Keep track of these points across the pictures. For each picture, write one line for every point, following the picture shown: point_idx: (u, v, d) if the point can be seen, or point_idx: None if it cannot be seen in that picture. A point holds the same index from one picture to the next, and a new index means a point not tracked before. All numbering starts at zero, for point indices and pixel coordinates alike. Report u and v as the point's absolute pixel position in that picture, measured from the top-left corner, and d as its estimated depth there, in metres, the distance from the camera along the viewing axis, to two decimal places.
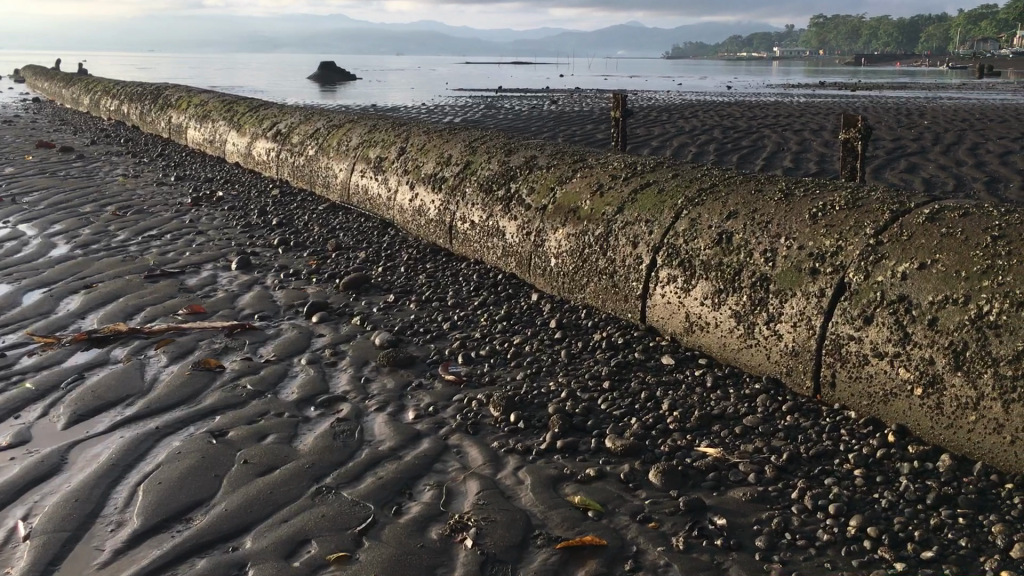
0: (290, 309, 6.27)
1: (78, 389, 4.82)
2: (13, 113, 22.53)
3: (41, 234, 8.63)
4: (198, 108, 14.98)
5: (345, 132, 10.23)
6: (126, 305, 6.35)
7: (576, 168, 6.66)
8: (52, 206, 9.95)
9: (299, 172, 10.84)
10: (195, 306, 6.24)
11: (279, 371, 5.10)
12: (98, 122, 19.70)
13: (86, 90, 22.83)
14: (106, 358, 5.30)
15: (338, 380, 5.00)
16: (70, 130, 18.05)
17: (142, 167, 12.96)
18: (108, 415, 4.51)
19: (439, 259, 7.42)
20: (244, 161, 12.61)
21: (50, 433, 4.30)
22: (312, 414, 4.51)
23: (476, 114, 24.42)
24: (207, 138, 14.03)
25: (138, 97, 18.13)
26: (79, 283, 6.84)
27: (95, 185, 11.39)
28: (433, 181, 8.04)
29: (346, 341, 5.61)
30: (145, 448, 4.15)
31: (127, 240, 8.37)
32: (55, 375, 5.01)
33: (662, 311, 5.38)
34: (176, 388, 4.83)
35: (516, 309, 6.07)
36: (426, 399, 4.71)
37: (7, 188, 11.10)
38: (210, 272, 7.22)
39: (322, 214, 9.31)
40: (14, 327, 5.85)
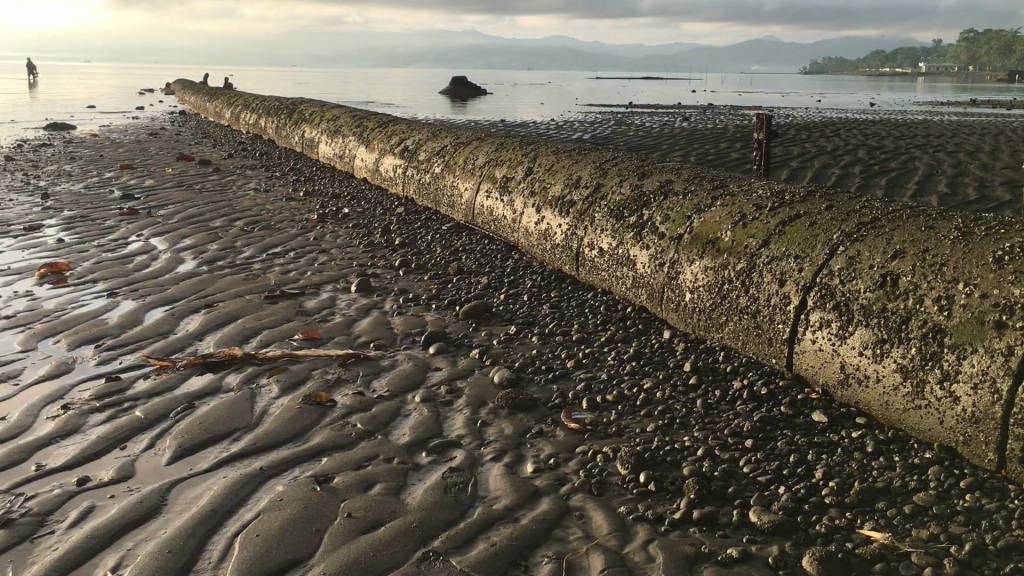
0: (407, 338, 5.98)
1: (186, 420, 4.62)
2: (160, 125, 23.48)
3: (171, 248, 8.68)
4: (330, 123, 15.09)
5: (472, 150, 9.97)
6: (243, 327, 6.19)
7: (716, 195, 6.14)
8: (184, 220, 10.07)
9: (424, 189, 10.65)
10: (311, 332, 6.02)
11: (392, 409, 4.78)
12: (237, 135, 20.23)
13: (228, 104, 23.54)
14: (217, 386, 5.10)
15: (453, 422, 4.64)
16: (210, 143, 18.57)
17: (274, 181, 13.08)
18: (213, 451, 4.28)
19: (564, 288, 7.01)
20: (371, 176, 12.55)
21: (153, 469, 4.09)
22: (423, 462, 4.16)
23: (607, 130, 23.92)
24: (337, 152, 14.09)
25: (275, 111, 18.50)
26: (200, 302, 6.75)
27: (227, 199, 11.52)
28: (560, 204, 7.65)
29: (463, 376, 5.26)
30: (247, 492, 3.87)
31: (252, 257, 8.32)
32: (164, 403, 4.83)
33: (813, 359, 4.81)
34: (285, 424, 4.57)
35: (646, 347, 5.59)
36: (547, 449, 4.29)
37: (145, 200, 11.35)
38: (329, 294, 7.03)
39: (446, 235, 9.06)
40: (132, 347, 5.76)
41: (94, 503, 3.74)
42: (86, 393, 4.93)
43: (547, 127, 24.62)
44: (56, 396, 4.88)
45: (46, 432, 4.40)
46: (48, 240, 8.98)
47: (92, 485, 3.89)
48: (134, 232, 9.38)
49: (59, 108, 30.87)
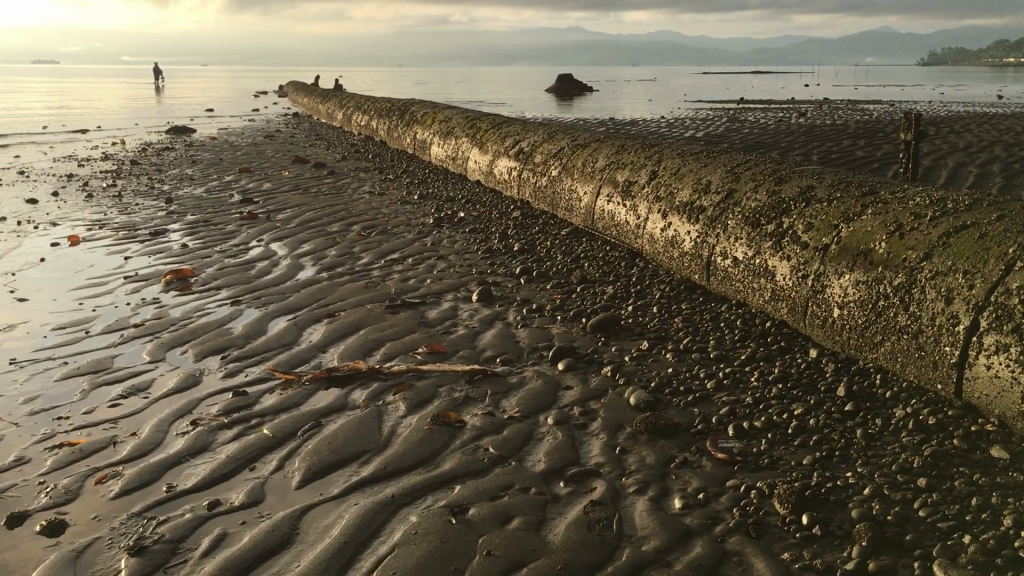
0: (534, 352, 5.74)
1: (314, 439, 4.47)
2: (275, 127, 23.92)
3: (290, 254, 8.68)
4: (442, 124, 15.01)
5: (591, 152, 9.67)
6: (366, 338, 6.07)
7: (866, 203, 5.70)
8: (302, 224, 10.10)
9: (541, 193, 10.42)
10: (435, 345, 5.85)
11: (524, 432, 4.54)
12: (350, 137, 20.43)
13: (340, 105, 23.84)
14: (343, 403, 4.96)
15: (590, 448, 4.37)
16: (323, 144, 18.80)
17: (388, 184, 13.06)
18: (343, 475, 4.12)
19: (695, 299, 6.66)
20: (485, 179, 12.39)
21: (283, 493, 3.94)
22: (563, 493, 3.91)
23: (718, 127, 23.26)
24: (450, 154, 13.99)
25: (387, 112, 18.59)
26: (322, 311, 6.67)
27: (343, 202, 11.53)
28: (689, 210, 7.29)
29: (596, 396, 4.98)
30: (380, 521, 3.69)
31: (370, 263, 8.24)
32: (292, 420, 4.70)
33: (987, 387, 4.34)
34: (415, 447, 4.38)
35: (792, 368, 5.20)
36: (694, 482, 3.97)
37: (264, 204, 11.47)
38: (450, 304, 6.85)
39: (565, 240, 8.80)
40: (257, 358, 5.69)
41: (225, 530, 3.61)
42: (214, 408, 4.85)
43: (658, 125, 24.10)
44: (185, 410, 4.81)
45: (176, 450, 4.32)
46: (172, 245, 9.11)
47: (224, 509, 3.77)
48: (255, 237, 9.43)
49: (180, 112, 31.93)
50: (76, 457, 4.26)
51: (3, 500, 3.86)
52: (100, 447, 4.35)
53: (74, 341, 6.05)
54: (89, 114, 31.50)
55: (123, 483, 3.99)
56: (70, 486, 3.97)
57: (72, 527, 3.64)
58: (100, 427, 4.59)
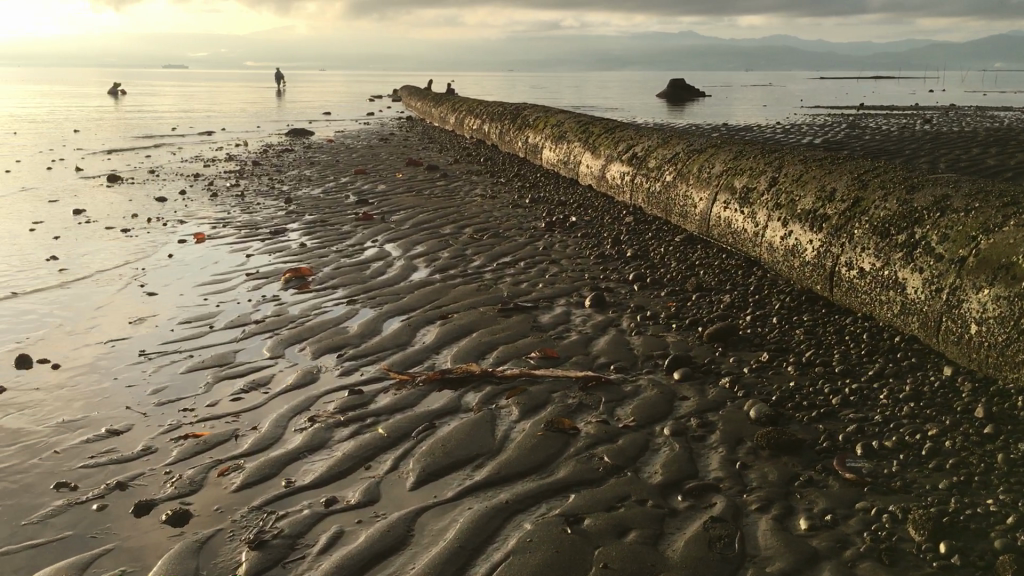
0: (649, 360, 5.61)
1: (428, 441, 4.46)
2: (388, 131, 24.38)
3: (404, 255, 8.77)
4: (554, 128, 14.99)
5: (707, 157, 9.47)
6: (479, 340, 6.06)
7: (1008, 212, 5.36)
8: (416, 225, 10.21)
9: (655, 199, 10.26)
10: (548, 350, 5.79)
11: (640, 443, 4.43)
12: (462, 140, 20.64)
13: (452, 109, 24.11)
14: (457, 405, 4.94)
15: (709, 462, 4.23)
16: (436, 148, 19.04)
17: (499, 187, 13.10)
18: (456, 478, 4.09)
19: (817, 310, 6.41)
20: (597, 183, 12.29)
21: (398, 493, 3.94)
22: (681, 508, 3.79)
23: (838, 133, 22.54)
24: (562, 158, 13.95)
25: (499, 116, 18.68)
26: (436, 313, 6.70)
27: (456, 205, 11.61)
28: (812, 218, 7.04)
29: (714, 408, 4.83)
30: (494, 527, 3.64)
31: (483, 266, 8.25)
32: (407, 421, 4.71)
33: None
34: (529, 453, 4.33)
35: (924, 386, 4.93)
36: (821, 503, 3.79)
37: (379, 205, 11.66)
38: (563, 309, 6.78)
39: (680, 247, 8.63)
40: (373, 358, 5.74)
41: (342, 528, 3.63)
42: (331, 405, 4.91)
43: (774, 131, 23.51)
44: (303, 407, 4.88)
45: (295, 446, 4.38)
46: (291, 244, 9.33)
47: (341, 507, 3.79)
48: (370, 238, 9.58)
49: (299, 115, 32.90)
50: (199, 448, 4.36)
51: (131, 488, 3.98)
52: (221, 440, 4.45)
53: (199, 335, 6.24)
54: (214, 116, 32.77)
55: (244, 476, 4.06)
56: (194, 477, 4.06)
57: (195, 518, 3.72)
58: (222, 420, 4.70)
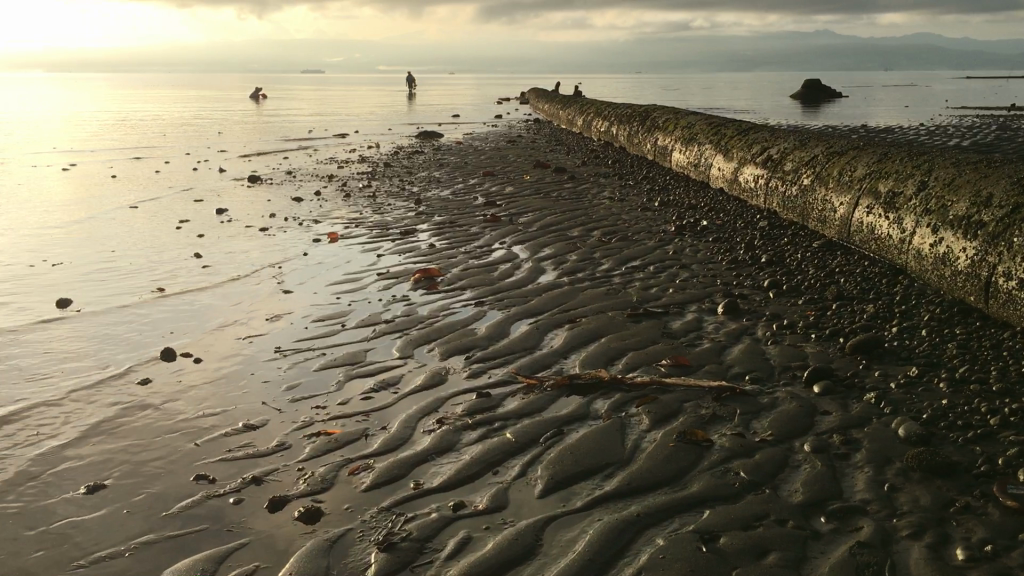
0: (786, 372, 5.37)
1: (557, 447, 4.38)
2: (516, 133, 24.47)
3: (532, 257, 8.73)
4: (685, 129, 14.68)
5: (849, 160, 9.06)
6: (608, 345, 5.94)
7: None
8: (543, 228, 10.17)
9: (791, 203, 9.89)
10: (679, 357, 5.62)
11: (779, 459, 4.22)
12: (590, 142, 20.51)
13: (580, 111, 24.02)
14: (585, 411, 4.84)
15: (853, 482, 3.99)
16: (563, 150, 18.97)
17: (628, 190, 12.93)
18: (586, 487, 3.99)
19: (971, 323, 6.00)
20: (729, 187, 11.96)
21: (526, 500, 3.86)
22: (825, 531, 3.57)
23: (989, 135, 21.30)
24: (692, 161, 13.66)
25: (628, 118, 18.47)
26: (563, 316, 6.61)
27: (583, 207, 11.52)
28: (965, 225, 6.61)
29: (859, 425, 4.57)
30: (625, 541, 3.52)
31: (611, 269, 8.12)
32: (535, 426, 4.64)
33: None
34: (660, 465, 4.18)
35: None
36: (980, 532, 3.51)
37: (507, 207, 11.67)
38: (695, 316, 6.59)
39: (818, 253, 8.28)
40: (501, 360, 5.70)
41: (470, 534, 3.58)
42: (460, 408, 4.88)
43: (917, 133, 22.40)
44: (431, 408, 4.88)
45: (423, 447, 4.37)
46: (420, 245, 9.43)
47: (469, 512, 3.75)
48: (498, 239, 9.58)
49: (429, 118, 33.47)
50: (331, 446, 4.41)
51: (266, 483, 4.05)
52: (352, 438, 4.48)
53: (331, 333, 6.35)
54: (347, 119, 33.70)
55: (374, 476, 4.07)
56: (325, 475, 4.10)
57: (326, 516, 3.74)
58: (353, 419, 4.73)
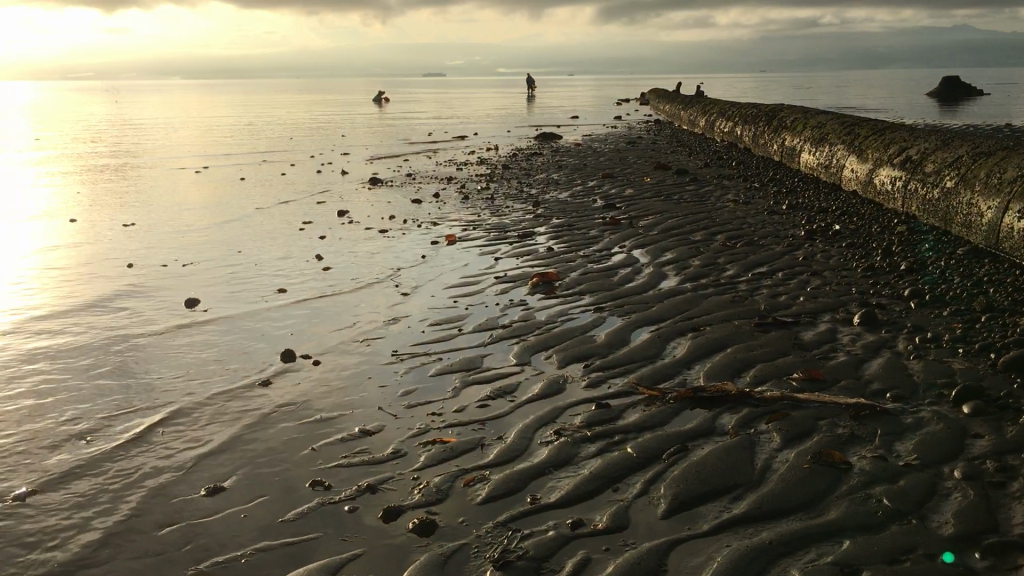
0: (932, 389, 4.97)
1: (681, 464, 4.14)
2: (637, 134, 24.13)
3: (653, 262, 8.48)
4: (815, 129, 14.11)
5: (998, 161, 8.45)
6: (735, 356, 5.65)
7: None
8: (665, 231, 9.90)
9: (932, 207, 9.31)
10: (813, 371, 5.28)
11: (926, 485, 3.87)
12: (713, 143, 20.02)
13: (703, 111, 23.50)
14: (711, 426, 4.58)
15: (1012, 514, 3.61)
16: (686, 151, 18.55)
17: (753, 192, 12.49)
18: (713, 509, 3.74)
19: None
20: (863, 189, 11.39)
21: (649, 520, 3.65)
22: (981, 569, 3.23)
23: None
24: (823, 162, 13.10)
25: (753, 118, 17.92)
26: (687, 324, 6.35)
27: (707, 210, 11.17)
28: None
29: (1017, 450, 4.16)
30: (757, 571, 3.27)
31: (737, 275, 7.80)
32: (657, 440, 4.42)
33: None
34: (795, 487, 3.90)
35: None
36: None
37: (627, 210, 11.43)
38: (827, 326, 6.22)
39: (963, 260, 7.74)
40: (621, 369, 5.49)
41: (589, 555, 3.39)
42: (578, 418, 4.71)
43: None
44: (549, 419, 4.71)
45: (541, 460, 4.20)
46: (539, 248, 9.30)
47: (588, 531, 3.56)
48: (618, 243, 9.37)
49: (547, 120, 33.46)
50: (446, 455, 4.30)
51: (380, 492, 3.97)
52: (468, 448, 4.37)
53: (449, 338, 6.27)
54: (467, 121, 34.01)
55: (490, 488, 3.94)
56: (440, 485, 3.99)
57: (441, 529, 3.63)
58: (469, 428, 4.62)
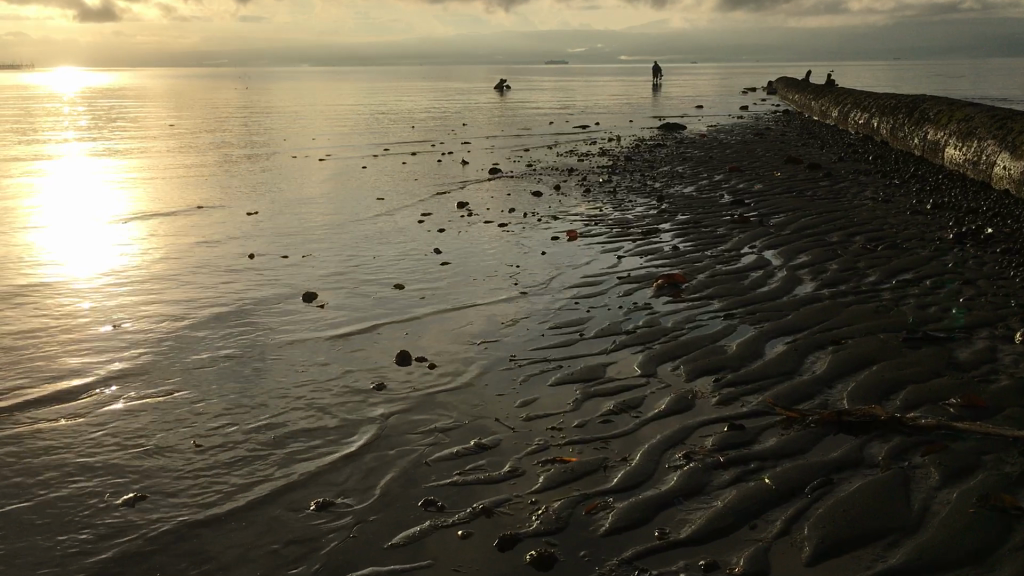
0: None
1: (826, 500, 3.74)
2: (765, 124, 23.24)
3: (786, 264, 7.98)
4: (962, 122, 13.16)
5: None
6: (882, 374, 5.17)
7: None
8: (798, 231, 9.35)
9: None
10: (972, 396, 4.75)
11: None
12: (847, 135, 19.05)
13: (836, 101, 22.44)
14: (858, 456, 4.15)
15: None
16: (818, 144, 17.72)
17: (893, 189, 11.73)
18: (864, 556, 3.35)
19: None
20: (1017, 188, 10.51)
21: (791, 567, 3.29)
22: None
23: None
24: (971, 158, 12.20)
25: (893, 109, 16.92)
26: (826, 336, 5.88)
27: (843, 208, 10.52)
28: None
29: None
30: None
31: (879, 282, 7.24)
32: (799, 470, 4.02)
33: None
34: (958, 533, 3.45)
35: None
36: None
37: (756, 207, 10.90)
38: (986, 344, 5.64)
39: None
40: (755, 385, 5.09)
41: None
42: (710, 441, 4.35)
43: None
44: (677, 440, 4.38)
45: (669, 487, 3.88)
46: (664, 246, 8.92)
47: None
48: (748, 243, 8.89)
49: (671, 108, 32.71)
50: (567, 477, 4.03)
51: (496, 516, 3.73)
52: (590, 470, 4.08)
53: (569, 344, 6.00)
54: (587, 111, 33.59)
55: (614, 518, 3.64)
56: (560, 512, 3.72)
57: (561, 565, 3.36)
58: (591, 446, 4.33)
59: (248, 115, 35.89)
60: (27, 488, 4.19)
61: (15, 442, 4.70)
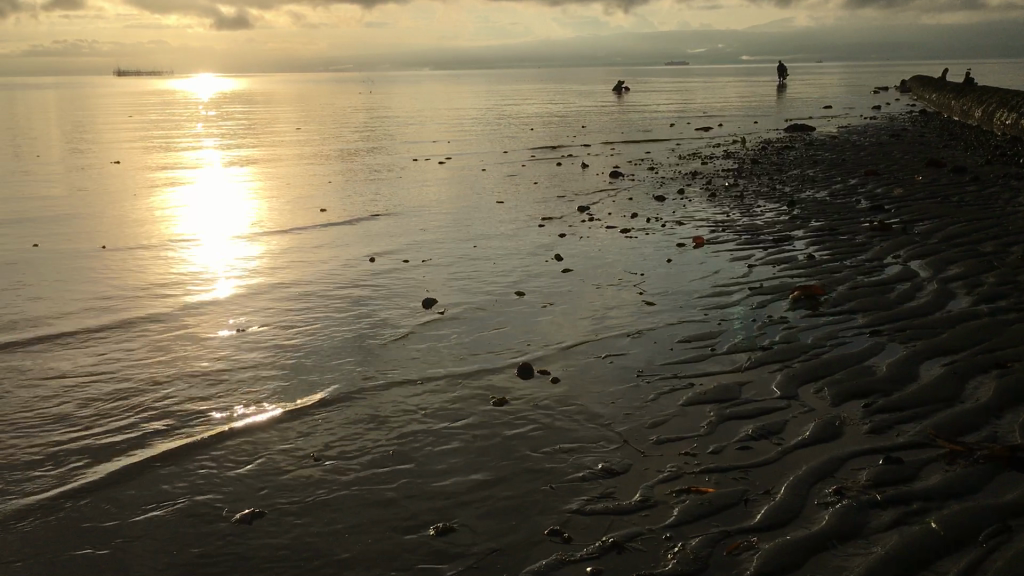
0: None
1: (1004, 551, 3.26)
2: (901, 126, 22.07)
3: (935, 276, 7.35)
4: None
5: None
6: None
7: None
8: (946, 239, 8.66)
9: None
10: None
11: None
12: (994, 135, 17.82)
13: (980, 100, 21.07)
14: None
15: None
16: (961, 146, 16.63)
17: None
18: None
19: None
20: None
21: None
22: None
23: None
24: None
25: None
26: (989, 358, 5.31)
27: (995, 215, 9.72)
28: None
29: None
30: None
31: None
32: (969, 514, 3.54)
33: None
34: None
35: None
36: None
37: (897, 213, 10.20)
38: None
39: None
40: (911, 412, 4.60)
41: None
42: (862, 476, 3.93)
43: None
44: (827, 473, 3.96)
45: (820, 528, 3.49)
46: (798, 255, 8.40)
47: None
48: (891, 253, 8.27)
49: (800, 109, 31.56)
50: (704, 511, 3.69)
51: (628, 553, 3.43)
52: (729, 503, 3.73)
53: (699, 360, 5.64)
54: (709, 112, 32.79)
55: (759, 560, 3.29)
56: (698, 552, 3.39)
57: None
58: (730, 477, 3.97)
59: (371, 119, 36.70)
60: (147, 503, 4.20)
61: (138, 452, 4.75)
